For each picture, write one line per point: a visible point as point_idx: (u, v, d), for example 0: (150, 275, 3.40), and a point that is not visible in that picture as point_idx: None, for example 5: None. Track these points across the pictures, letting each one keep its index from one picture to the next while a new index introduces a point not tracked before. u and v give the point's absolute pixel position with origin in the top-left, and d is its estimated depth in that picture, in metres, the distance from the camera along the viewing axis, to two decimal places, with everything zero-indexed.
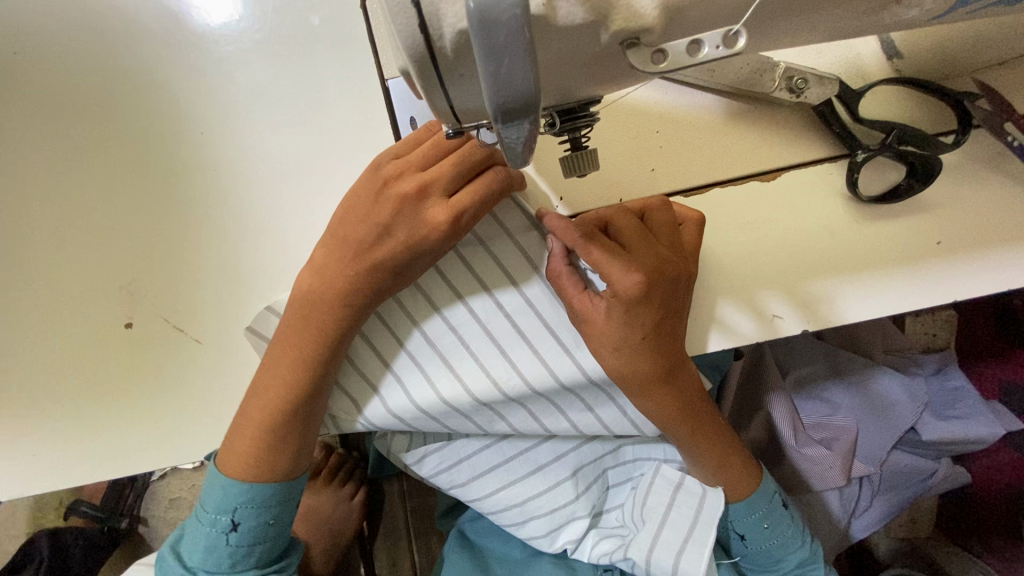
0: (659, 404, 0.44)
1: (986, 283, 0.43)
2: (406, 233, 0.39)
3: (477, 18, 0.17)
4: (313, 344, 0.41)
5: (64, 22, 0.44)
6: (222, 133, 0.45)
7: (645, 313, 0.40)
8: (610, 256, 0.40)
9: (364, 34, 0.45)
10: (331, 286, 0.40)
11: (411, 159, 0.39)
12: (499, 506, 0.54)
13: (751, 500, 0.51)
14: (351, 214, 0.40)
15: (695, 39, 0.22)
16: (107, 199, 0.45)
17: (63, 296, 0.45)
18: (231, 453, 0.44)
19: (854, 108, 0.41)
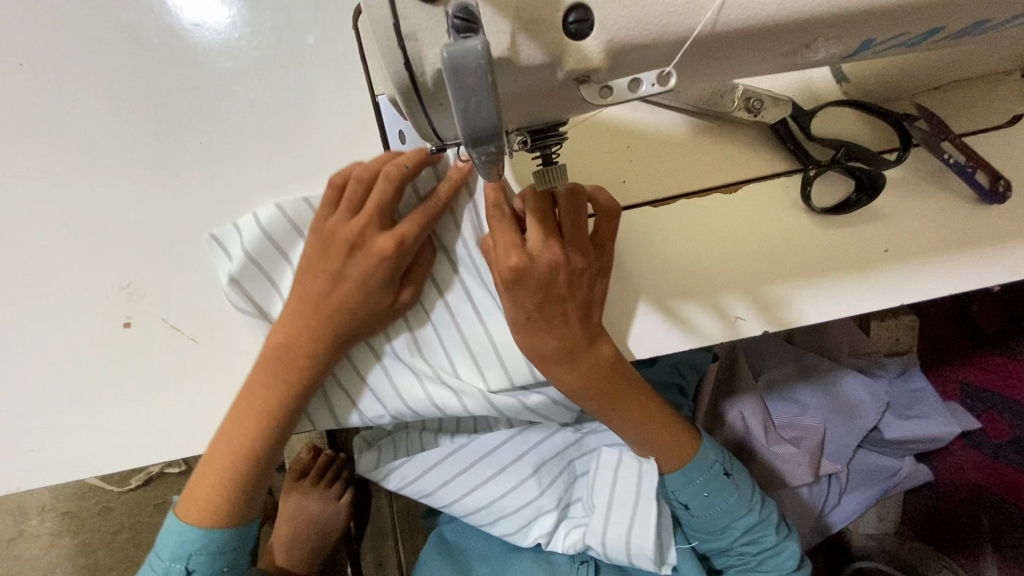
0: (564, 375, 0.47)
1: (928, 288, 0.48)
2: (357, 274, 0.44)
3: (449, 67, 0.20)
4: (268, 362, 0.45)
5: (70, 38, 0.46)
6: (219, 144, 0.47)
7: (524, 296, 0.44)
8: (500, 229, 0.44)
9: (355, 52, 0.48)
10: (295, 336, 0.45)
11: (369, 215, 0.44)
12: (470, 508, 0.60)
13: (687, 468, 0.53)
14: (311, 265, 0.45)
15: (635, 78, 0.26)
16: (105, 204, 0.47)
17: (64, 297, 0.47)
18: (196, 499, 0.48)
19: (806, 127, 0.45)
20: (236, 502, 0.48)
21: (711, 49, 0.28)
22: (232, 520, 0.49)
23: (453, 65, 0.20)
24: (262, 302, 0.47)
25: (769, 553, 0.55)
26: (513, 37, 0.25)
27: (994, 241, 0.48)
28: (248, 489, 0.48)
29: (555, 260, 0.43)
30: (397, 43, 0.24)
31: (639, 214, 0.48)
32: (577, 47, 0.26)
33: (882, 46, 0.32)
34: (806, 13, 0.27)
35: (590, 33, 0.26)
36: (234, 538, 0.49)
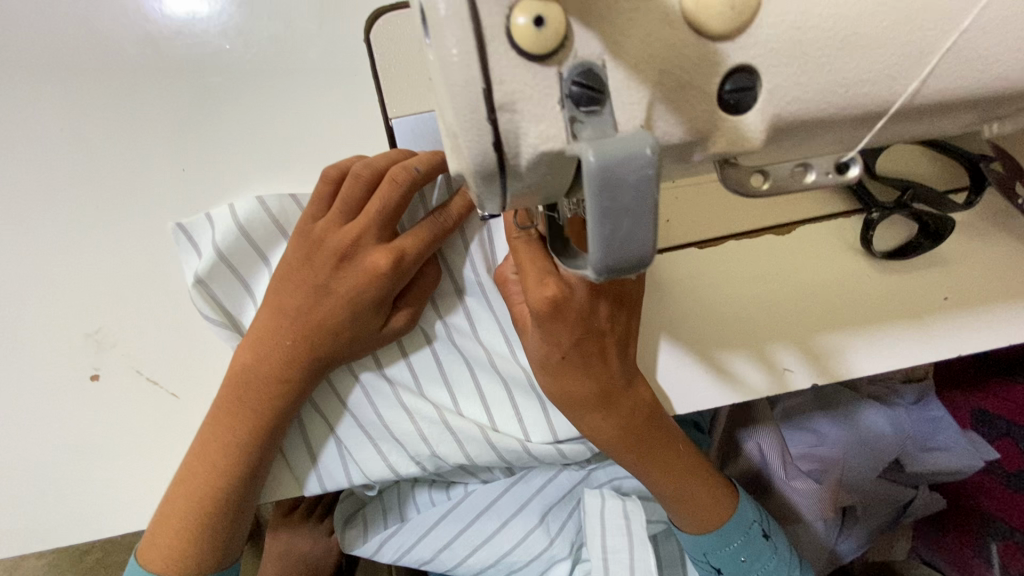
0: (591, 423, 0.38)
1: (989, 339, 0.44)
2: (347, 289, 0.37)
3: (601, 182, 0.17)
4: (235, 387, 0.38)
5: (29, 41, 0.39)
6: (205, 170, 0.41)
7: (560, 331, 0.34)
8: (531, 252, 0.33)
9: (366, 70, 0.42)
10: (269, 361, 0.38)
11: (367, 222, 0.36)
12: (479, 564, 0.55)
13: (724, 531, 0.43)
14: (293, 275, 0.37)
15: (802, 163, 0.22)
16: (67, 238, 0.40)
17: (20, 343, 0.40)
18: (156, 544, 0.39)
19: (870, 166, 0.41)
20: (195, 553, 0.39)
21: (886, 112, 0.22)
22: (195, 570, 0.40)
23: (607, 180, 0.17)
24: (234, 312, 0.41)
25: None
26: (652, 107, 0.19)
27: None
28: (212, 540, 0.40)
29: (595, 290, 0.34)
30: (487, 116, 0.18)
31: (684, 256, 0.43)
32: (734, 123, 0.20)
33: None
34: (963, 57, 0.22)
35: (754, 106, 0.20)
36: None
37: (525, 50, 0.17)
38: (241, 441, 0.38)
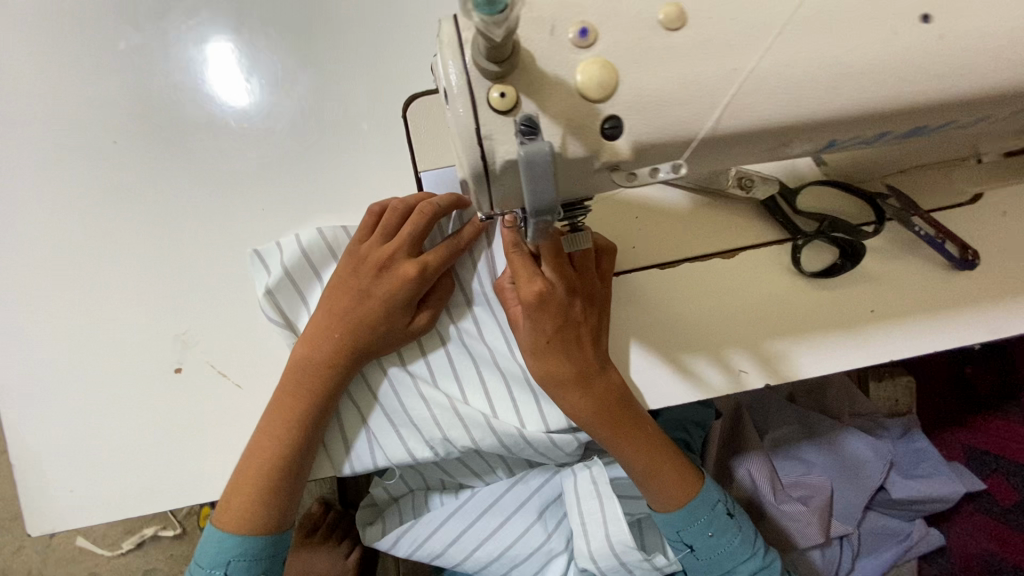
0: (575, 402, 0.48)
1: (910, 344, 0.53)
2: (382, 293, 0.48)
3: (527, 166, 0.22)
4: (295, 371, 0.48)
5: (144, 117, 0.53)
6: (271, 210, 0.53)
7: (545, 319, 0.46)
8: (521, 259, 0.45)
9: (394, 134, 0.54)
10: (322, 350, 0.48)
11: (400, 242, 0.48)
12: (484, 559, 0.63)
13: (691, 506, 0.52)
14: (343, 284, 0.49)
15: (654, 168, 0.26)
16: (166, 262, 0.52)
17: (126, 343, 0.51)
18: (230, 509, 0.50)
19: (793, 203, 0.51)
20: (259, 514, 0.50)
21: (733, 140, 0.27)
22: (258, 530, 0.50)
23: (531, 167, 0.22)
24: (290, 316, 0.52)
25: None
26: None
27: (970, 304, 0.53)
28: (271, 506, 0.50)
29: (570, 289, 0.46)
30: (475, 133, 0.24)
31: (650, 275, 0.52)
32: None
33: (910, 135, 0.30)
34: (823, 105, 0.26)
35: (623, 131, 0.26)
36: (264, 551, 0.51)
37: (491, 107, 0.24)
38: (297, 416, 0.48)
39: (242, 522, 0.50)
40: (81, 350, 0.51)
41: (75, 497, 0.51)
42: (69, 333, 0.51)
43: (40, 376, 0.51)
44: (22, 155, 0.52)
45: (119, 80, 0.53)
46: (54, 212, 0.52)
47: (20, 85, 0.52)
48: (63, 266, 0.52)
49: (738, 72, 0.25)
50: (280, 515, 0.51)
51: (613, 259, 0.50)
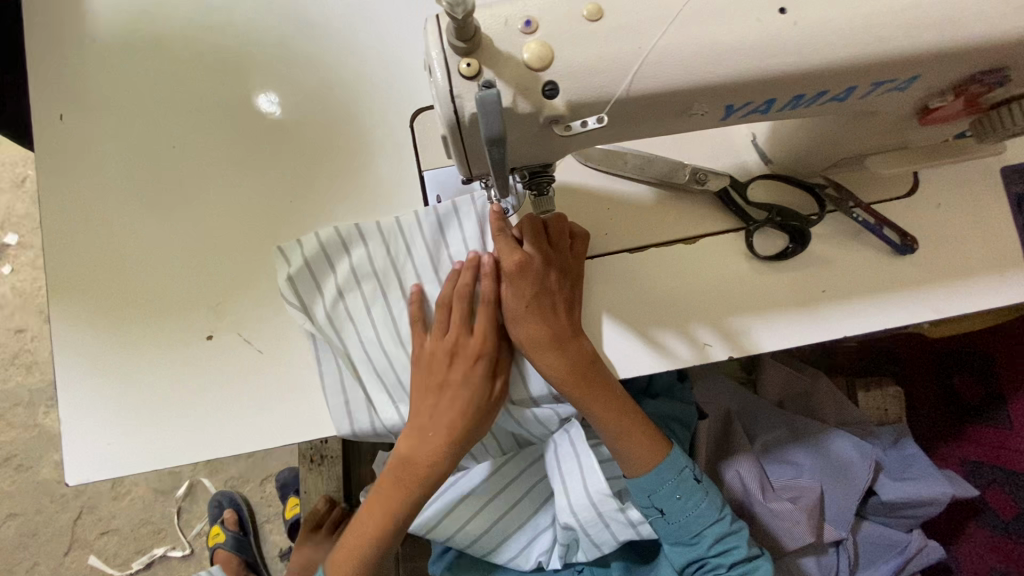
0: (554, 366, 0.54)
1: (861, 321, 0.58)
2: (458, 372, 0.56)
3: (481, 106, 0.30)
4: (403, 464, 0.58)
5: (196, 129, 0.64)
6: (295, 203, 0.62)
7: (524, 286, 0.54)
8: (504, 238, 0.55)
9: (401, 139, 0.63)
10: (419, 450, 0.58)
11: (459, 327, 0.57)
12: (477, 533, 0.68)
13: (660, 470, 0.58)
14: (422, 381, 0.57)
15: (582, 118, 0.34)
16: (208, 246, 0.61)
17: (169, 314, 0.60)
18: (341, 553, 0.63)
19: (744, 194, 0.59)
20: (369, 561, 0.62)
21: (647, 109, 0.35)
22: None
23: (485, 106, 0.30)
24: (306, 301, 0.57)
25: (742, 565, 0.60)
26: None
27: (914, 286, 0.59)
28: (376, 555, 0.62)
29: (545, 264, 0.55)
30: (449, 93, 0.33)
31: (621, 258, 0.60)
32: None
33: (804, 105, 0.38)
34: (713, 78, 0.34)
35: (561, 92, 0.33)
36: None
37: (460, 73, 0.33)
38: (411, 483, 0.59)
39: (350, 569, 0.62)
40: (130, 318, 0.60)
41: (107, 450, 0.57)
42: (121, 304, 0.60)
43: (92, 340, 0.59)
44: (97, 156, 0.63)
45: (180, 98, 0.64)
46: (117, 203, 0.62)
47: (102, 101, 0.64)
48: (122, 248, 0.61)
49: (642, 50, 0.33)
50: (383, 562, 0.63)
51: (587, 244, 0.58)
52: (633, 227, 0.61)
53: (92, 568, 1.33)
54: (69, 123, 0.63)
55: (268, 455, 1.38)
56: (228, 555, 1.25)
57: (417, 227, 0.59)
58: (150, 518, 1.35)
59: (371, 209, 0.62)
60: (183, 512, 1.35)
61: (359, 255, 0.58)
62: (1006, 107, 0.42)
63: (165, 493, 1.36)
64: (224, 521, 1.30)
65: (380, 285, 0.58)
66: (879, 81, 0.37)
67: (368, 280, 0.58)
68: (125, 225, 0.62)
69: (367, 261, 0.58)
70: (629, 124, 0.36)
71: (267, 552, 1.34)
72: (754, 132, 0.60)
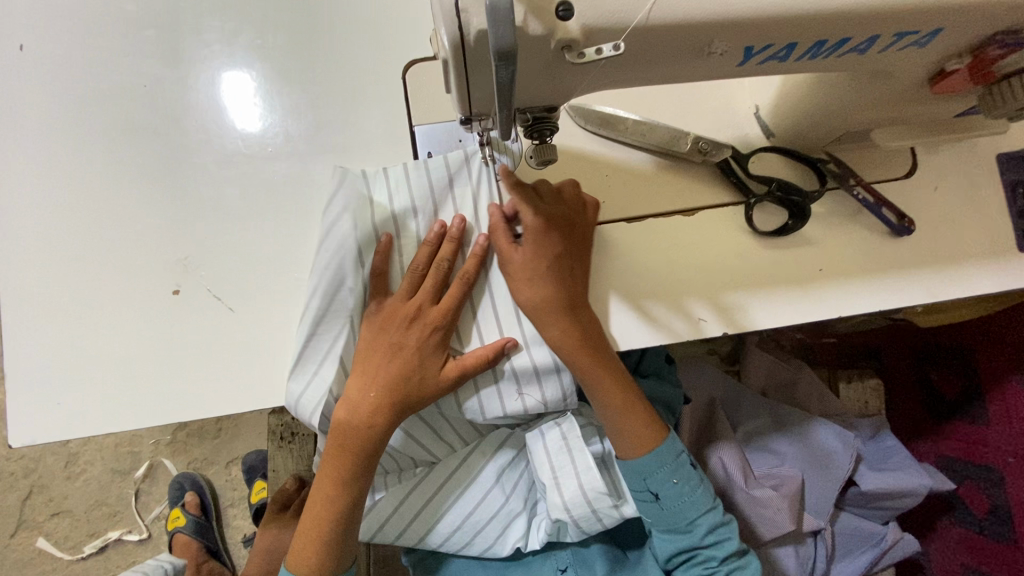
0: (554, 333, 0.53)
1: (856, 302, 0.57)
2: (415, 340, 0.54)
3: (491, 14, 0.27)
4: (340, 431, 0.55)
5: (173, 70, 0.60)
6: (275, 154, 0.58)
7: (544, 248, 0.53)
8: (523, 201, 0.54)
9: (392, 93, 0.60)
10: (362, 414, 0.54)
11: (425, 293, 0.54)
12: (448, 530, 0.63)
13: (660, 452, 0.57)
14: (375, 343, 0.54)
15: (597, 47, 0.32)
16: (178, 194, 0.57)
17: (132, 264, 0.55)
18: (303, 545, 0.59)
19: (745, 165, 0.57)
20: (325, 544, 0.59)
21: (664, 44, 0.33)
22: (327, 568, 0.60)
23: (494, 14, 0.27)
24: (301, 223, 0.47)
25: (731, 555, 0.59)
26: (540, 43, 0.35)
27: (909, 268, 0.58)
28: (335, 544, 0.59)
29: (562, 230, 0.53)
30: (454, 5, 0.30)
31: (616, 227, 0.58)
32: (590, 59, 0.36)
33: (819, 54, 0.36)
34: (732, 15, 0.32)
35: (574, 16, 0.31)
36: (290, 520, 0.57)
37: None
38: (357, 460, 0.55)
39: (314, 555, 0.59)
40: (88, 266, 0.55)
41: (55, 409, 0.52)
42: (78, 251, 0.55)
43: (44, 288, 0.55)
44: (61, 92, 0.59)
45: (155, 36, 0.60)
46: (82, 144, 0.58)
47: (71, 36, 0.60)
48: (84, 192, 0.57)
49: None
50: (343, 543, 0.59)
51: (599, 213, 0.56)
52: (630, 196, 0.59)
53: (41, 550, 1.26)
54: (31, 55, 0.59)
55: (234, 437, 1.31)
56: (188, 539, 1.20)
57: (404, 184, 0.55)
58: (105, 500, 1.28)
59: (357, 163, 0.59)
60: (141, 494, 1.29)
61: (342, 209, 0.54)
62: (1007, 81, 0.40)
63: (122, 473, 1.29)
64: (185, 504, 1.23)
65: (357, 239, 0.53)
66: (901, 33, 0.36)
67: (345, 233, 0.53)
68: (89, 168, 0.57)
69: (348, 213, 0.53)
70: (642, 60, 0.34)
71: (229, 538, 1.28)
72: (757, 103, 0.59)
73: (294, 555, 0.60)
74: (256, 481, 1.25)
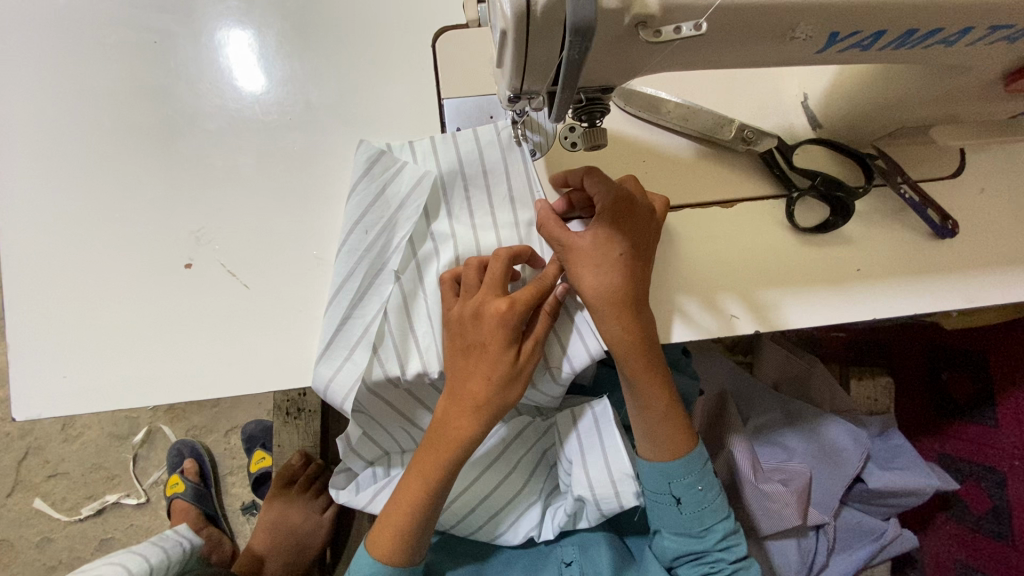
0: (610, 327, 0.49)
1: (896, 304, 0.54)
2: (487, 340, 0.49)
3: None
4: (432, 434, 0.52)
5: (185, 26, 0.56)
6: (292, 122, 0.55)
7: (619, 238, 0.49)
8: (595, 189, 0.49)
9: (420, 62, 0.57)
10: (451, 420, 0.51)
11: (487, 286, 0.49)
12: (461, 512, 0.61)
13: (690, 458, 0.56)
14: (453, 350, 0.50)
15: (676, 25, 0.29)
16: (190, 161, 0.54)
17: (139, 233, 0.53)
18: (380, 541, 0.54)
19: (789, 157, 0.54)
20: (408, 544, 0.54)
21: (745, 17, 0.30)
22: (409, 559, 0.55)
23: None
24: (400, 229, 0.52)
25: (742, 563, 0.59)
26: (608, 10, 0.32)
27: (952, 271, 0.55)
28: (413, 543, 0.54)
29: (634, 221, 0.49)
30: None
31: None
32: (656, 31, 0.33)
33: (902, 40, 0.33)
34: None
35: None
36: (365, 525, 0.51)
37: None
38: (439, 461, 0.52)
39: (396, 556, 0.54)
40: (94, 234, 0.52)
41: (58, 382, 0.50)
42: (82, 217, 0.52)
43: (47, 253, 0.52)
44: (65, 45, 0.55)
45: None
46: (87, 102, 0.54)
47: None
48: (90, 154, 0.53)
49: None
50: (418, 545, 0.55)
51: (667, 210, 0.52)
52: (666, 183, 0.56)
53: (38, 511, 1.25)
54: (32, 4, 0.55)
55: (235, 407, 1.30)
56: (187, 505, 1.19)
57: (431, 155, 0.53)
58: (104, 463, 1.27)
59: (380, 135, 0.55)
60: (139, 459, 1.28)
61: (374, 187, 0.52)
62: None
63: (120, 438, 1.28)
64: (184, 471, 1.23)
65: (391, 219, 0.52)
66: (996, 26, 0.33)
67: (382, 210, 0.52)
68: (94, 127, 0.54)
69: (385, 195, 0.52)
70: (716, 38, 0.31)
71: (228, 506, 1.27)
72: (805, 91, 0.56)
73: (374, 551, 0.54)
74: (256, 451, 1.24)
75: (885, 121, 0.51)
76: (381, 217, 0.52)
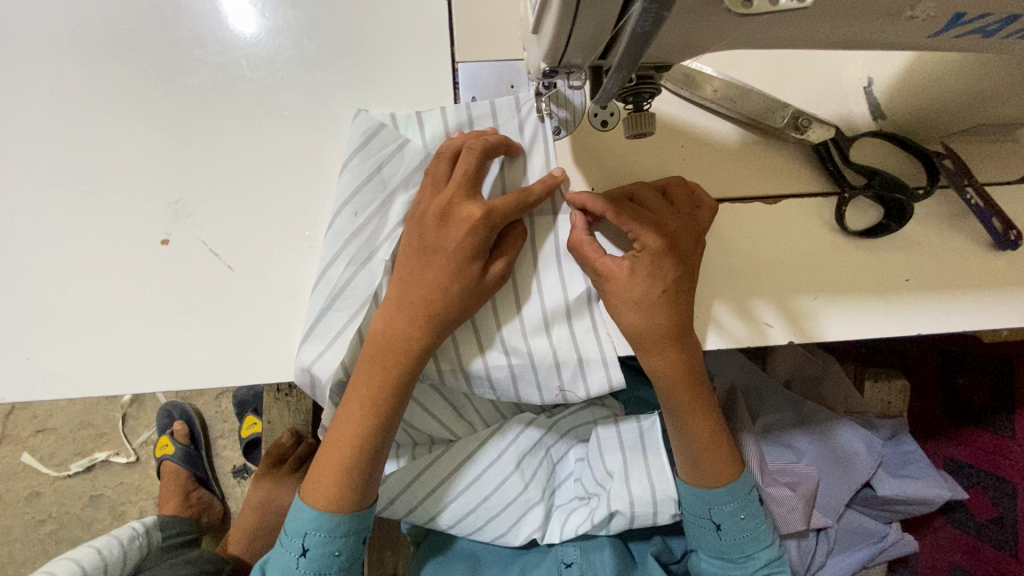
0: (658, 362, 0.46)
1: (946, 319, 0.49)
2: (452, 239, 0.42)
3: None
4: (377, 347, 0.43)
5: None
6: (286, 80, 0.48)
7: (665, 269, 0.44)
8: (639, 220, 0.44)
9: (434, 19, 0.50)
10: (399, 335, 0.43)
11: (456, 184, 0.42)
12: (461, 512, 0.57)
13: (732, 486, 0.53)
14: (410, 251, 0.44)
15: None
16: (167, 121, 0.47)
17: (111, 200, 0.47)
18: (317, 482, 0.45)
19: (846, 151, 0.48)
20: (348, 491, 0.45)
21: None
22: (351, 507, 0.46)
23: None
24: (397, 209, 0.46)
25: None
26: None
27: (1012, 284, 0.50)
28: (353, 489, 0.45)
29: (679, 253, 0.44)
30: None
31: None
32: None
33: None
34: None
35: None
36: (349, 522, 0.46)
37: None
38: (387, 382, 0.43)
39: (330, 500, 0.45)
40: (60, 199, 0.46)
41: (22, 364, 0.45)
42: (48, 179, 0.46)
43: (8, 217, 0.46)
44: None
45: None
46: (51, 43, 0.47)
47: None
48: (54, 106, 0.47)
49: None
50: (361, 493, 0.46)
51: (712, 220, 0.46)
52: (704, 173, 0.50)
53: (25, 466, 1.23)
54: None
55: None
56: (177, 467, 1.17)
57: (442, 138, 0.46)
58: (91, 421, 1.24)
59: (386, 101, 0.49)
60: (129, 418, 1.25)
61: (367, 162, 0.45)
62: None
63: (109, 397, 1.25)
64: (174, 433, 1.20)
65: (387, 198, 0.46)
66: None
67: (377, 187, 0.46)
68: (58, 74, 0.47)
69: (382, 170, 0.46)
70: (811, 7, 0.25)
71: (219, 469, 1.25)
72: (869, 75, 0.50)
73: (308, 495, 0.46)
74: (248, 417, 1.21)
75: (963, 113, 0.45)
76: (380, 195, 0.46)
